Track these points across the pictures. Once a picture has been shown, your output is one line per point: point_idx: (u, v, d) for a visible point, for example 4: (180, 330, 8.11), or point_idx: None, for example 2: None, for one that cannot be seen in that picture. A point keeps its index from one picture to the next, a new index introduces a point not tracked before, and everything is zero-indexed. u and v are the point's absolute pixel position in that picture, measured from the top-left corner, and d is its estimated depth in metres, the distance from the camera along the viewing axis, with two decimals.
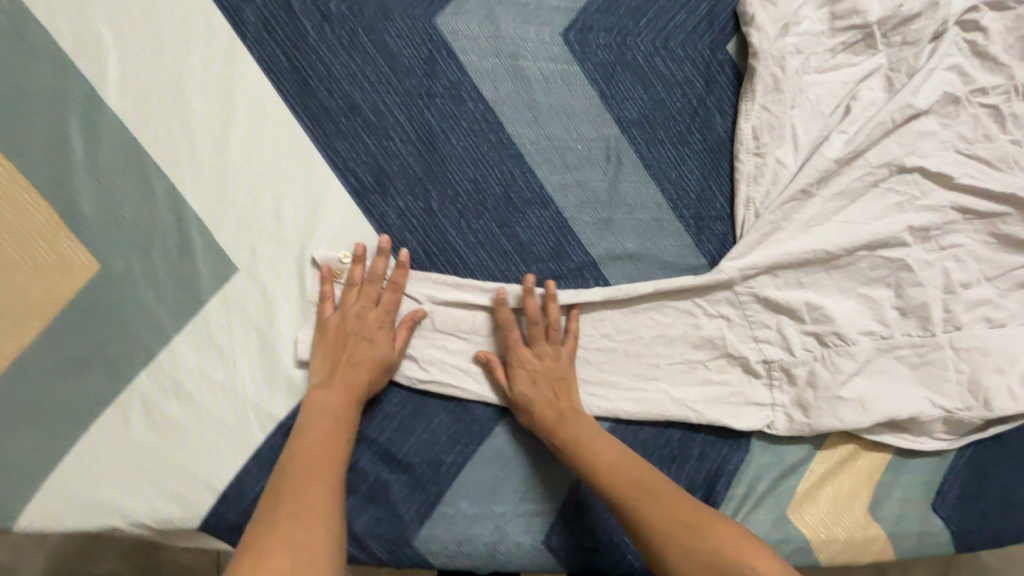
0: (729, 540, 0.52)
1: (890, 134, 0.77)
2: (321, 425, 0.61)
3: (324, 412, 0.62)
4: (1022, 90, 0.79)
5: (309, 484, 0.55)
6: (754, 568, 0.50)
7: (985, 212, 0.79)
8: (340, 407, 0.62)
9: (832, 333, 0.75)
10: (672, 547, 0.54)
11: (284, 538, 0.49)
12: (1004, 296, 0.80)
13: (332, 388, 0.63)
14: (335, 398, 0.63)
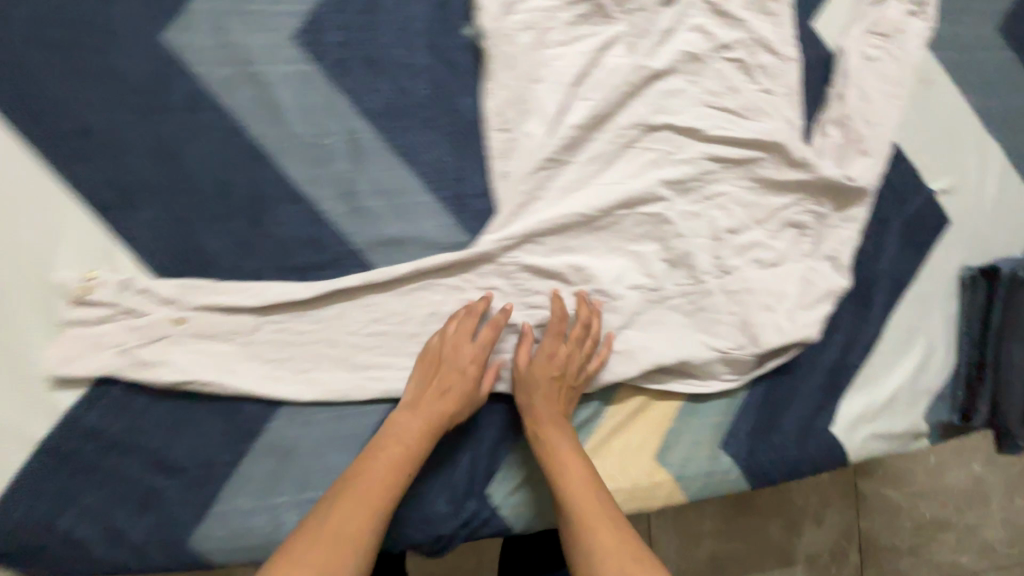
0: (618, 533, 0.65)
1: (635, 96, 0.80)
2: (384, 458, 0.68)
3: (405, 441, 0.70)
4: (759, 43, 0.84)
5: (366, 510, 0.63)
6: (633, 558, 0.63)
7: (741, 160, 0.83)
8: (395, 438, 0.70)
9: (598, 291, 0.80)
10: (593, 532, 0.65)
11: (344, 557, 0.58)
12: (773, 237, 0.84)
13: (416, 416, 0.71)
14: (409, 432, 0.70)
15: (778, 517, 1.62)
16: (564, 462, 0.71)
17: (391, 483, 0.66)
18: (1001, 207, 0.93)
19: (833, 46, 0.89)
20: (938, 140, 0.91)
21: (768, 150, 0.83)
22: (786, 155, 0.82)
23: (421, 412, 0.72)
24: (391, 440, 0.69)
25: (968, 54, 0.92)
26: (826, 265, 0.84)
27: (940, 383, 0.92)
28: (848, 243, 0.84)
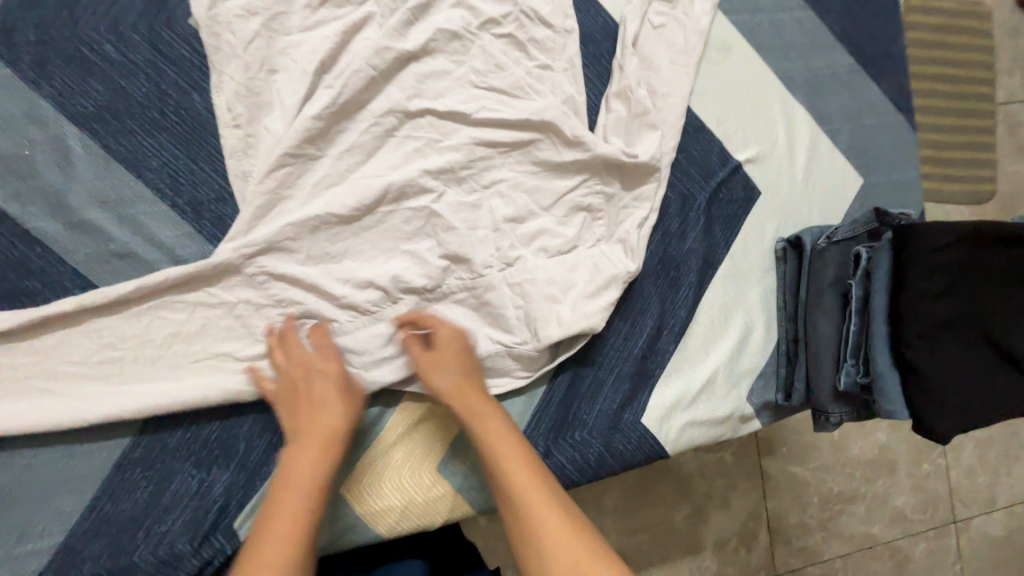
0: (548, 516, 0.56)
1: (389, 83, 0.75)
2: (296, 487, 0.59)
3: (307, 472, 0.61)
4: (529, 16, 0.79)
5: (281, 540, 0.54)
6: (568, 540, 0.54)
7: (517, 142, 0.77)
8: (315, 456, 0.63)
9: (365, 295, 0.73)
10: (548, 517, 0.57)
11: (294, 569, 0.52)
12: (563, 222, 0.79)
13: (313, 446, 0.63)
14: (307, 462, 0.62)
15: (684, 502, 1.31)
16: (501, 457, 0.62)
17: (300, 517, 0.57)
18: (812, 174, 0.90)
19: (618, 15, 0.83)
20: (739, 108, 0.87)
21: (545, 130, 0.77)
22: (562, 133, 0.77)
23: (311, 441, 0.64)
24: (321, 453, 0.63)
25: (763, 17, 0.89)
26: (616, 249, 0.79)
27: (763, 362, 0.88)
28: (639, 224, 0.80)
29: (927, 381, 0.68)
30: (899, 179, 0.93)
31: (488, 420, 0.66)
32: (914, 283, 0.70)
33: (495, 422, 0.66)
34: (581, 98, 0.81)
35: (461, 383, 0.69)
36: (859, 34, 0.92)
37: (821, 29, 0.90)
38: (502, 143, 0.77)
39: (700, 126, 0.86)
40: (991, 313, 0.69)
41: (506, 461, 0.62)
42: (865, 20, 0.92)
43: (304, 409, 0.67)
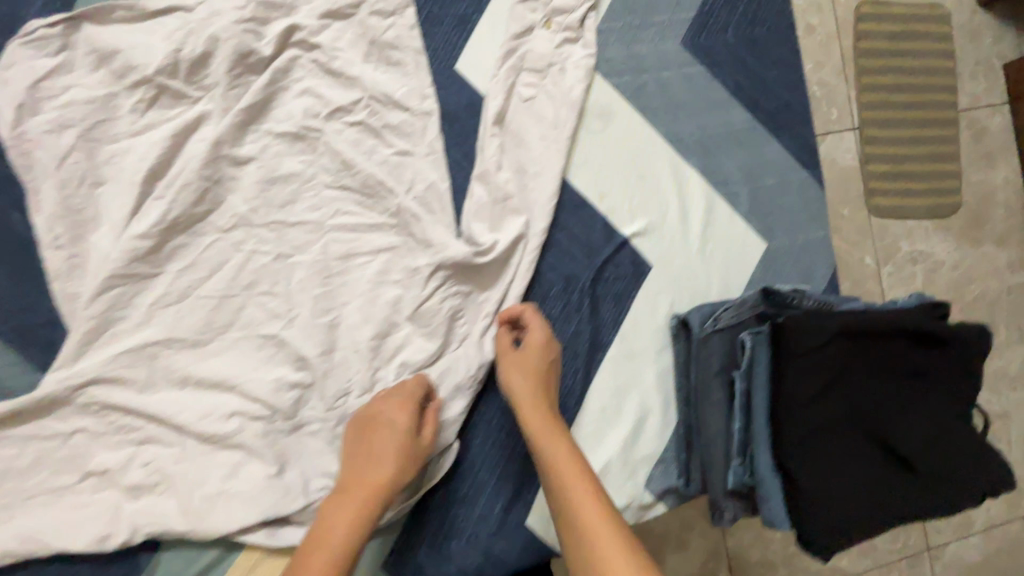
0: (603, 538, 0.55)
1: (230, 188, 0.71)
2: (329, 547, 0.58)
3: (337, 531, 0.59)
4: (381, 102, 0.74)
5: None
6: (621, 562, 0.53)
7: (371, 246, 0.74)
8: (355, 507, 0.61)
9: (211, 417, 0.69)
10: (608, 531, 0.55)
11: None
12: (426, 322, 0.74)
13: (343, 499, 0.62)
14: (343, 514, 0.61)
15: None
16: (583, 509, 0.58)
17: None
18: (709, 242, 0.84)
19: (483, 90, 0.78)
20: (624, 179, 0.82)
21: (404, 230, 0.74)
22: (414, 236, 0.74)
23: (351, 496, 0.62)
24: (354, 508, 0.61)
25: (648, 77, 0.82)
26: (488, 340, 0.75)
27: (662, 447, 0.83)
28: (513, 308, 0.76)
29: (807, 495, 0.63)
30: (805, 240, 0.86)
31: (552, 443, 0.64)
32: (792, 384, 0.65)
33: (547, 443, 0.64)
34: (445, 182, 0.75)
35: (533, 396, 0.68)
36: (756, 87, 0.85)
37: (713, 85, 0.84)
38: (358, 245, 0.74)
39: (582, 201, 0.81)
40: (868, 416, 0.65)
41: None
42: (762, 71, 0.85)
43: (367, 459, 0.65)
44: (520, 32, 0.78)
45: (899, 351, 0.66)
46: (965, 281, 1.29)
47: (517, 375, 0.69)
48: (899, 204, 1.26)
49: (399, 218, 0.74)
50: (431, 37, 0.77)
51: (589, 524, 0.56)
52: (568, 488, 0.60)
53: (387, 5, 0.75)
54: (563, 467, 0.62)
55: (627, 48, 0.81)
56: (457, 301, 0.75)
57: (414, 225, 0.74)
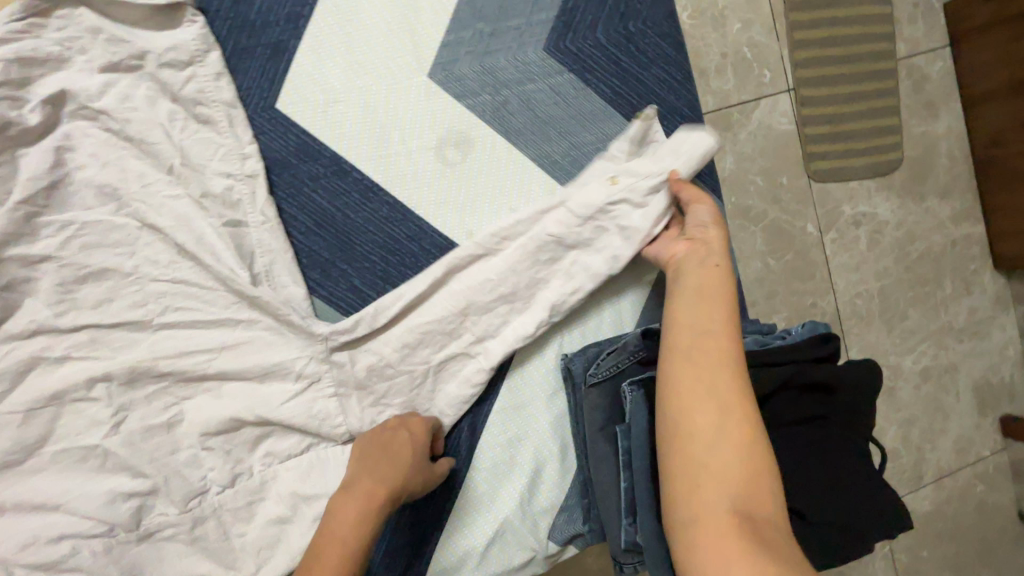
0: (716, 414, 0.55)
1: (23, 289, 0.61)
2: (331, 550, 0.56)
3: (341, 532, 0.58)
4: (195, 168, 0.64)
5: None
6: (718, 445, 0.54)
7: (213, 341, 0.66)
8: (358, 515, 0.59)
9: (37, 549, 0.60)
10: (710, 419, 0.55)
11: (696, 449, 0.54)
12: (283, 407, 0.67)
13: (348, 506, 0.60)
14: (346, 519, 0.58)
15: None
16: (703, 370, 0.58)
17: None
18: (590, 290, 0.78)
19: (314, 131, 0.68)
20: (492, 212, 0.73)
21: (254, 309, 0.67)
22: (264, 310, 0.67)
23: (355, 495, 0.61)
24: (353, 521, 0.58)
25: (509, 93, 0.73)
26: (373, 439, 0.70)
27: (562, 495, 0.77)
28: (443, 372, 0.70)
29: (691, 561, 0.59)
30: None
31: (704, 305, 0.63)
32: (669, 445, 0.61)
33: (691, 307, 0.63)
34: (290, 254, 0.68)
35: (704, 264, 0.66)
36: (635, 91, 0.75)
37: (586, 94, 0.74)
38: (195, 341, 0.65)
39: (449, 245, 0.72)
40: None
41: (688, 378, 0.58)
42: (642, 72, 0.75)
43: (374, 463, 0.63)
44: (353, 68, 0.68)
45: (784, 398, 0.62)
46: (908, 245, 1.19)
47: (398, 431, 0.66)
48: (838, 168, 1.13)
49: (252, 301, 0.66)
50: (243, 77, 0.66)
51: (703, 407, 0.56)
52: (705, 348, 0.60)
53: (178, 54, 0.62)
54: (713, 334, 0.60)
55: (480, 63, 0.71)
56: (333, 404, 0.69)
57: (271, 319, 0.67)
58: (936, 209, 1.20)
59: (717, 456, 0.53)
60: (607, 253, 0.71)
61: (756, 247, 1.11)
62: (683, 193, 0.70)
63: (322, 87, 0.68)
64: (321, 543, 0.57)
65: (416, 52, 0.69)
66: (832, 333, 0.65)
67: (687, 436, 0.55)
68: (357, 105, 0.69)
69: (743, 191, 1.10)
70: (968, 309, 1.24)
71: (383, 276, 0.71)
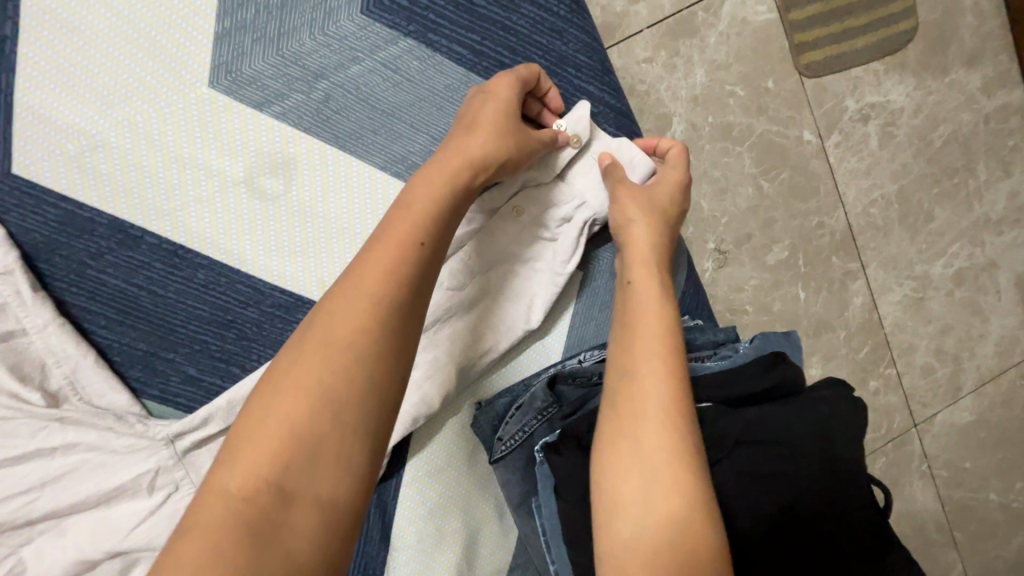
0: (644, 486, 0.44)
1: None
2: (316, 370, 0.37)
3: (328, 361, 0.38)
4: None
5: (247, 470, 0.34)
6: (648, 523, 0.43)
7: (28, 479, 0.52)
8: (363, 320, 0.39)
9: None
10: (630, 494, 0.44)
11: (623, 529, 0.43)
12: (136, 532, 0.54)
13: (332, 325, 0.39)
14: (344, 320, 0.39)
15: None
16: (629, 424, 0.47)
17: (291, 443, 0.35)
18: (531, 334, 0.61)
19: (77, 193, 0.51)
20: (343, 247, 0.56)
21: (76, 424, 0.52)
22: (85, 426, 0.53)
23: (354, 286, 0.40)
24: (343, 356, 0.38)
25: (328, 84, 0.53)
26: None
27: (508, 558, 0.64)
28: None
29: None
30: None
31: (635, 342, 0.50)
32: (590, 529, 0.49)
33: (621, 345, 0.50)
34: (92, 356, 0.53)
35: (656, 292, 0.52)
36: (502, 47, 0.55)
37: (436, 64, 0.54)
38: (6, 486, 0.52)
39: (295, 302, 0.56)
40: None
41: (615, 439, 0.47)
42: (508, 18, 0.54)
43: (399, 223, 0.43)
44: (106, 92, 0.50)
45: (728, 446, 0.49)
46: (931, 130, 0.94)
47: (417, 223, 0.44)
48: (838, 55, 0.89)
49: (67, 418, 0.52)
50: None
51: (624, 475, 0.45)
52: (631, 398, 0.47)
53: None
54: (637, 384, 0.48)
55: (278, 51, 0.51)
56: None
57: (97, 436, 0.53)
58: (964, 82, 0.94)
59: (643, 541, 0.42)
60: (525, 305, 0.58)
61: (745, 170, 0.88)
62: (623, 199, 0.55)
63: (66, 131, 0.50)
64: (277, 390, 0.37)
65: (181, 56, 0.50)
66: (785, 353, 0.55)
67: (611, 519, 0.44)
68: (122, 146, 0.51)
69: (721, 108, 0.86)
70: (1009, 192, 0.98)
71: (223, 356, 0.56)
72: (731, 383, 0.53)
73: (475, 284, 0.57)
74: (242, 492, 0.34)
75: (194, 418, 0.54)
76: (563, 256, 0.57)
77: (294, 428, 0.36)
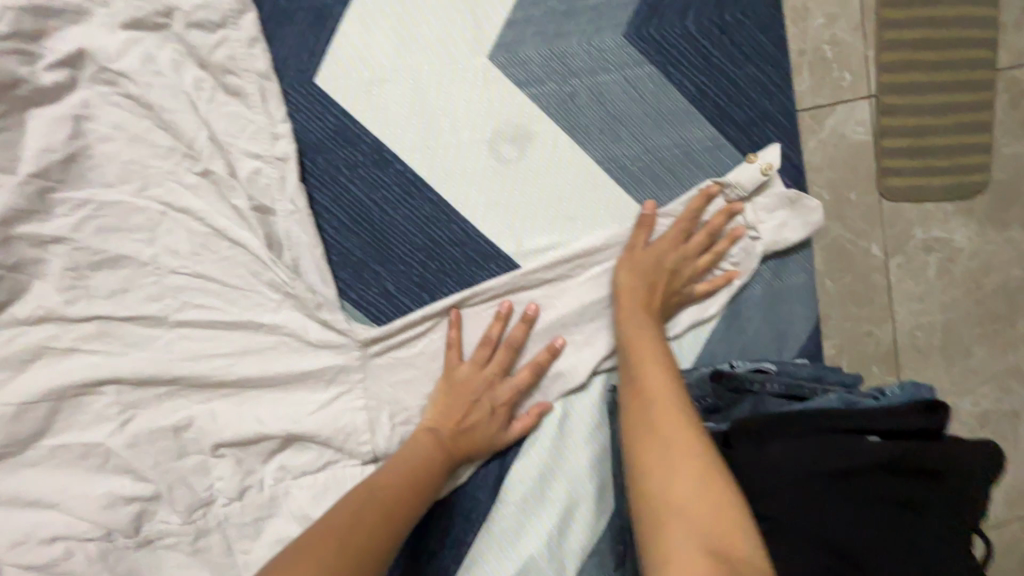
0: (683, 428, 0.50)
1: (35, 273, 0.54)
2: (424, 459, 0.57)
3: (428, 471, 0.56)
4: (226, 149, 0.57)
5: (402, 473, 0.55)
6: (678, 456, 0.48)
7: (234, 345, 0.59)
8: (424, 458, 0.57)
9: (34, 548, 0.56)
10: (668, 431, 0.50)
11: (656, 465, 0.49)
12: (305, 419, 0.60)
13: (423, 442, 0.58)
14: (430, 470, 0.57)
15: None
16: (646, 373, 0.55)
17: (413, 488, 0.54)
18: (675, 341, 0.68)
19: (355, 112, 0.60)
20: (546, 219, 0.64)
21: (297, 304, 0.59)
22: (298, 309, 0.59)
23: (463, 388, 0.61)
24: (430, 440, 0.59)
25: (578, 83, 0.63)
26: None
27: (598, 538, 0.67)
28: None
29: None
30: (783, 287, 0.69)
31: (643, 321, 0.59)
32: None
33: (647, 333, 0.58)
34: (319, 252, 0.60)
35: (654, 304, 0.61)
36: (720, 93, 0.65)
37: (667, 91, 0.64)
38: (213, 345, 0.58)
39: (494, 252, 0.64)
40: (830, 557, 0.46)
41: (647, 380, 0.55)
42: (732, 70, 0.65)
43: (467, 388, 0.61)
44: (407, 39, 0.60)
45: (876, 466, 0.50)
46: None
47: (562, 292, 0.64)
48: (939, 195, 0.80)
49: (289, 294, 0.59)
50: (280, 46, 0.58)
51: (662, 409, 0.52)
52: (641, 359, 0.57)
53: (209, 14, 0.55)
54: (641, 358, 0.56)
55: (550, 46, 0.62)
56: (359, 419, 0.61)
57: (302, 326, 0.59)
58: None
59: (678, 475, 0.47)
60: (683, 314, 0.66)
61: None
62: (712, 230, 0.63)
63: (368, 62, 0.59)
64: (420, 437, 0.59)
65: (477, 27, 0.60)
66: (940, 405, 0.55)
67: (658, 464, 0.49)
68: (405, 84, 0.60)
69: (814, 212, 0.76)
70: None
71: (419, 283, 0.63)
72: (890, 418, 0.53)
73: None
74: (394, 485, 0.53)
75: (387, 329, 0.61)
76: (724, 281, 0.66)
77: (418, 484, 0.55)
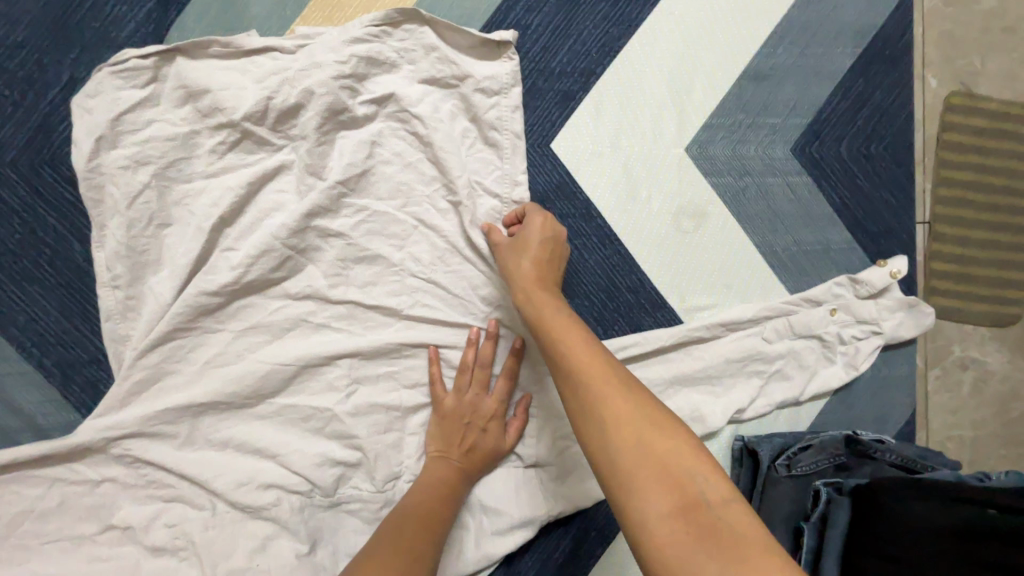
0: (677, 448, 0.47)
1: (312, 257, 0.66)
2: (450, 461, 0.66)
3: (450, 470, 0.65)
4: (476, 186, 0.70)
5: (431, 483, 0.64)
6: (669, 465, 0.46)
7: (448, 344, 0.69)
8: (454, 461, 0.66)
9: (251, 488, 0.64)
10: (629, 442, 0.47)
11: (636, 493, 0.46)
12: None
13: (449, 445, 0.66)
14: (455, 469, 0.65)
15: None
16: (584, 382, 0.52)
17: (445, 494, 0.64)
18: (798, 405, 0.78)
19: (576, 173, 0.74)
20: (707, 283, 0.77)
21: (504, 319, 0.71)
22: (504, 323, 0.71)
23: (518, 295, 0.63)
24: (457, 441, 0.66)
25: (750, 181, 0.77)
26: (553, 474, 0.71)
27: None
28: None
29: None
30: (890, 374, 0.81)
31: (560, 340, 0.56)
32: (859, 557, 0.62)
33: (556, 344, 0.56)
34: None
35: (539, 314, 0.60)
36: (859, 208, 0.80)
37: (817, 199, 0.79)
38: (431, 342, 0.69)
39: (661, 303, 0.76)
40: None
41: (588, 391, 0.51)
42: (871, 192, 0.80)
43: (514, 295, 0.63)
44: (626, 125, 0.74)
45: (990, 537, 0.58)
46: None
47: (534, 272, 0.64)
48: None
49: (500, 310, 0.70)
50: (532, 114, 0.72)
51: (610, 413, 0.49)
52: (570, 378, 0.53)
53: (491, 83, 0.69)
54: (584, 379, 0.52)
55: (733, 149, 0.77)
56: (534, 425, 0.71)
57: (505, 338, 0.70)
58: None
59: (659, 509, 0.45)
60: (813, 382, 0.77)
61: None
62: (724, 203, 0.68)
63: (594, 138, 0.74)
64: (444, 437, 0.67)
65: (681, 125, 0.76)
66: None
67: (632, 491, 0.46)
68: (618, 158, 0.74)
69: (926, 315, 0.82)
70: None
71: (597, 318, 0.75)
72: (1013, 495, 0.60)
73: (783, 348, 0.76)
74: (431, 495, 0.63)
75: None
76: (847, 360, 0.77)
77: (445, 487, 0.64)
